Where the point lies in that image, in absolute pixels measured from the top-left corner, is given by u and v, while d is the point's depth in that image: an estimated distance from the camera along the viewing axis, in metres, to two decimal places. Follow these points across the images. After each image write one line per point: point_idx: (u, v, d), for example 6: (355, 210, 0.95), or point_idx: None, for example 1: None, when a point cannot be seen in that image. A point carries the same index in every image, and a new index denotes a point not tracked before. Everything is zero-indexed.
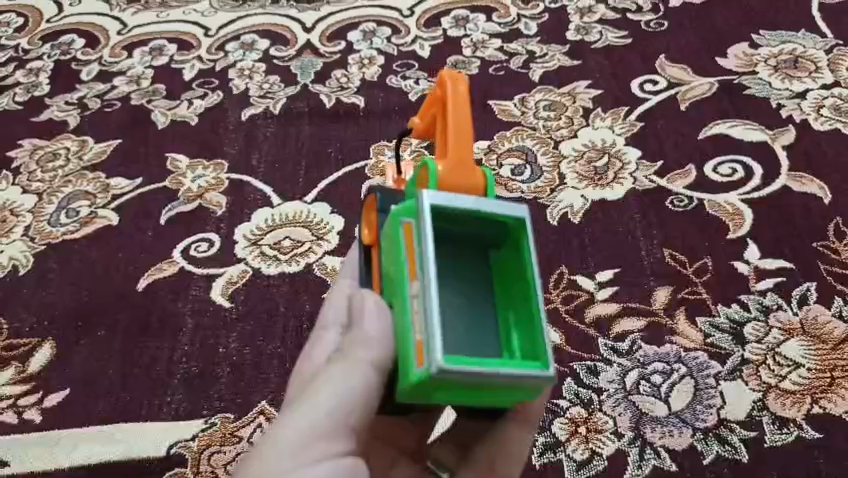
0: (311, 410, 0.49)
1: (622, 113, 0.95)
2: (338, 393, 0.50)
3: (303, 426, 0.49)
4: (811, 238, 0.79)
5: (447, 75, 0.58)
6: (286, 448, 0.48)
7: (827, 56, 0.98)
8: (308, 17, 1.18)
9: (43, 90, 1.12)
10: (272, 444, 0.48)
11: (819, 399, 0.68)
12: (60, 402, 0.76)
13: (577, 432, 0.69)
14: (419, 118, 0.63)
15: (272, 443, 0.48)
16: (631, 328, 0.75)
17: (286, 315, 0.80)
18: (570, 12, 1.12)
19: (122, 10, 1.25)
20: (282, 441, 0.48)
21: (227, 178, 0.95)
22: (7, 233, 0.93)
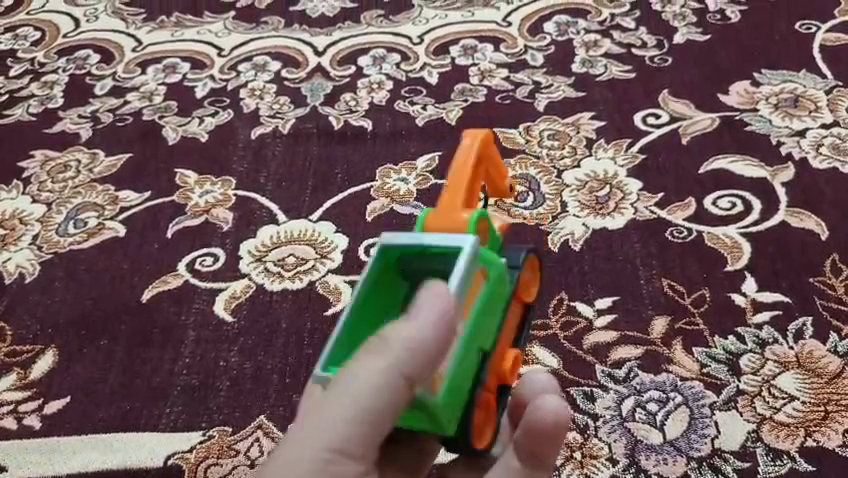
0: (335, 412, 0.47)
1: (625, 144, 0.97)
2: (366, 404, 0.47)
3: (326, 440, 0.47)
4: (808, 273, 0.80)
5: (478, 131, 0.68)
6: (304, 455, 0.47)
7: (827, 96, 1.00)
8: (320, 41, 1.21)
9: (57, 102, 1.14)
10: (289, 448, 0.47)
11: (813, 433, 0.69)
12: (59, 410, 0.77)
13: (572, 457, 0.69)
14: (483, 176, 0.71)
15: (294, 445, 0.47)
16: (628, 356, 0.76)
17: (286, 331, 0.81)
18: (576, 45, 1.14)
19: (138, 28, 1.28)
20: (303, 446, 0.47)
21: (235, 194, 0.96)
22: (15, 240, 0.94)
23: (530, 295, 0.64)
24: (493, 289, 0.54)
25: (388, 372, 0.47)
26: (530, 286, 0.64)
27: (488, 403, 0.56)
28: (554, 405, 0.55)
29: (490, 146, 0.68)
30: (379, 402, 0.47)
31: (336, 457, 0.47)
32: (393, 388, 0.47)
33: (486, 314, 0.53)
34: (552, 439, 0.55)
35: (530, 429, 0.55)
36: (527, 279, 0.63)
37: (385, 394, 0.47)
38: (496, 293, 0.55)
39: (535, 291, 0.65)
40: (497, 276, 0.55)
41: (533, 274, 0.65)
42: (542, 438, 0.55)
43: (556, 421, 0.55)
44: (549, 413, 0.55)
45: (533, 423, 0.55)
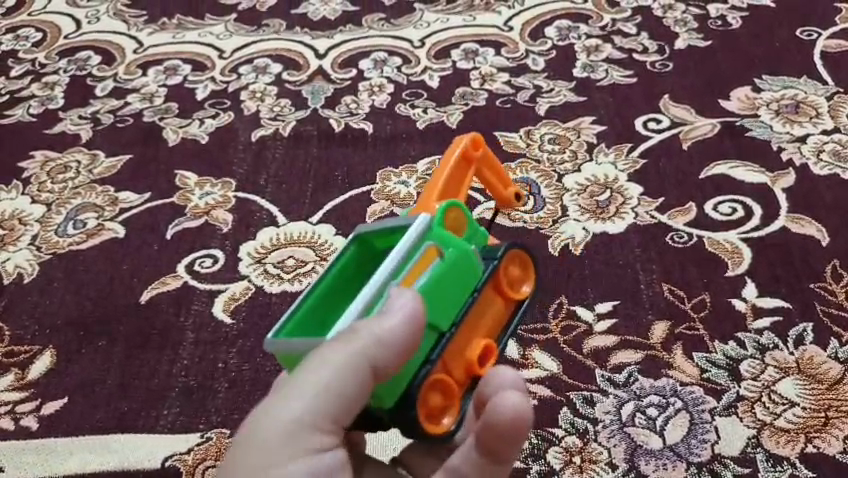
0: (299, 387, 0.48)
1: (625, 149, 0.97)
2: (331, 383, 0.47)
3: (293, 414, 0.48)
4: (808, 279, 0.80)
5: (470, 134, 0.66)
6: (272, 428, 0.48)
7: (827, 102, 1.01)
8: (321, 44, 1.21)
9: (57, 103, 1.14)
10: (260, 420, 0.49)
11: (814, 439, 0.68)
12: (56, 411, 0.77)
13: (571, 462, 0.69)
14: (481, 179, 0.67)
15: (264, 417, 0.49)
16: (628, 360, 0.76)
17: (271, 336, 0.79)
18: (577, 49, 1.14)
19: (139, 29, 1.28)
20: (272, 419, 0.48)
21: (235, 196, 0.96)
22: (14, 241, 0.94)
23: (518, 288, 0.58)
24: (449, 269, 0.52)
25: (350, 356, 0.47)
26: (520, 279, 0.58)
27: (444, 387, 0.52)
28: (515, 400, 0.52)
29: (485, 148, 0.66)
30: (340, 383, 0.47)
31: (301, 430, 0.48)
32: (355, 370, 0.47)
33: (438, 292, 0.51)
34: (512, 438, 0.53)
35: (489, 427, 0.52)
36: (513, 272, 0.58)
37: (350, 374, 0.47)
38: (454, 274, 0.53)
39: (529, 286, 0.59)
40: (456, 256, 0.53)
41: (525, 271, 0.59)
42: (503, 435, 0.52)
43: (516, 417, 0.52)
44: (507, 410, 0.52)
45: (490, 421, 0.52)
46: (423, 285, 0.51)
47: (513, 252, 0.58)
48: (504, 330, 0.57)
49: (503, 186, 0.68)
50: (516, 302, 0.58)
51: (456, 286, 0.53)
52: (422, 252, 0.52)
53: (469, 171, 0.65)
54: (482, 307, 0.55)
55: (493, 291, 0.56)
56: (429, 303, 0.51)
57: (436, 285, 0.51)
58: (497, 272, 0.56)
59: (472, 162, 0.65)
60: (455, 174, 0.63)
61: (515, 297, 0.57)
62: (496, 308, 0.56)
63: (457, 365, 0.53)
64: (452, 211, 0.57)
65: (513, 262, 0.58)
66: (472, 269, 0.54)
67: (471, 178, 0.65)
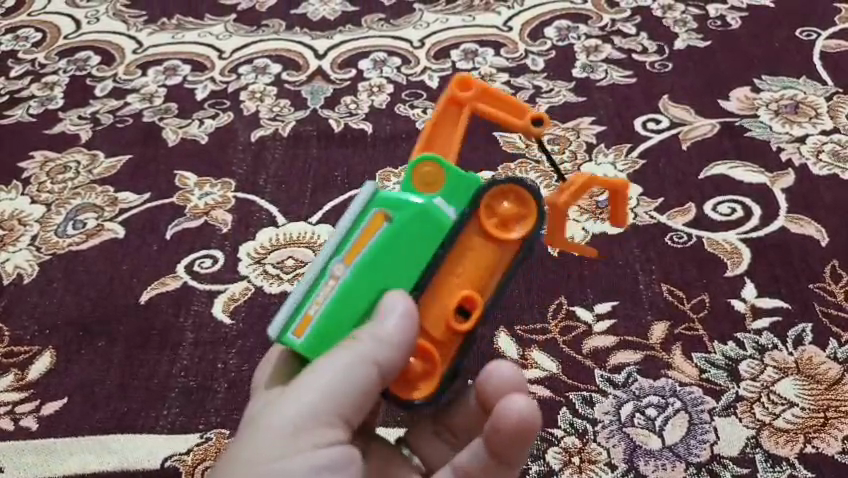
0: (303, 388, 0.51)
1: (625, 149, 0.97)
2: (337, 381, 0.51)
3: (302, 410, 0.51)
4: (808, 279, 0.80)
5: (457, 75, 0.58)
6: (282, 423, 0.50)
7: (827, 103, 1.01)
8: (321, 44, 1.21)
9: (57, 103, 1.14)
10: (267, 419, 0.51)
11: (812, 439, 0.69)
12: (56, 411, 0.77)
13: (570, 462, 0.69)
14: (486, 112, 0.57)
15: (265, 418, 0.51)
16: (627, 360, 0.76)
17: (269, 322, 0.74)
18: (577, 50, 1.14)
19: (139, 29, 1.28)
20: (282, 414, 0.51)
21: (235, 197, 0.96)
22: (14, 241, 0.94)
23: (511, 225, 0.54)
24: (403, 234, 0.52)
25: (359, 356, 0.51)
26: (514, 215, 0.54)
27: (425, 352, 0.54)
28: (521, 404, 0.53)
29: (476, 85, 0.57)
30: (345, 382, 0.51)
31: (306, 424, 0.51)
32: (363, 368, 0.51)
33: (385, 259, 0.52)
34: (518, 441, 0.54)
35: (495, 429, 0.54)
36: (503, 209, 0.54)
37: (357, 372, 0.51)
38: (408, 237, 0.52)
39: (528, 220, 0.54)
40: (412, 217, 0.52)
41: (521, 206, 0.54)
42: (510, 437, 0.53)
43: (524, 422, 0.53)
44: (513, 414, 0.53)
45: (497, 423, 0.53)
46: (370, 257, 0.52)
47: (495, 189, 0.54)
48: (499, 273, 0.54)
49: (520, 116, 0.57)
50: (511, 241, 0.54)
51: (416, 249, 0.52)
52: (369, 221, 0.52)
53: (462, 116, 0.57)
54: (460, 257, 0.53)
55: (475, 236, 0.53)
56: (382, 274, 0.53)
57: (385, 255, 0.52)
58: (476, 216, 0.53)
59: (462, 105, 0.57)
60: (446, 128, 0.57)
61: (505, 237, 0.53)
62: (480, 253, 0.53)
63: (436, 323, 0.54)
64: (417, 170, 0.54)
65: (501, 198, 0.54)
66: (436, 225, 0.52)
67: (467, 125, 0.57)
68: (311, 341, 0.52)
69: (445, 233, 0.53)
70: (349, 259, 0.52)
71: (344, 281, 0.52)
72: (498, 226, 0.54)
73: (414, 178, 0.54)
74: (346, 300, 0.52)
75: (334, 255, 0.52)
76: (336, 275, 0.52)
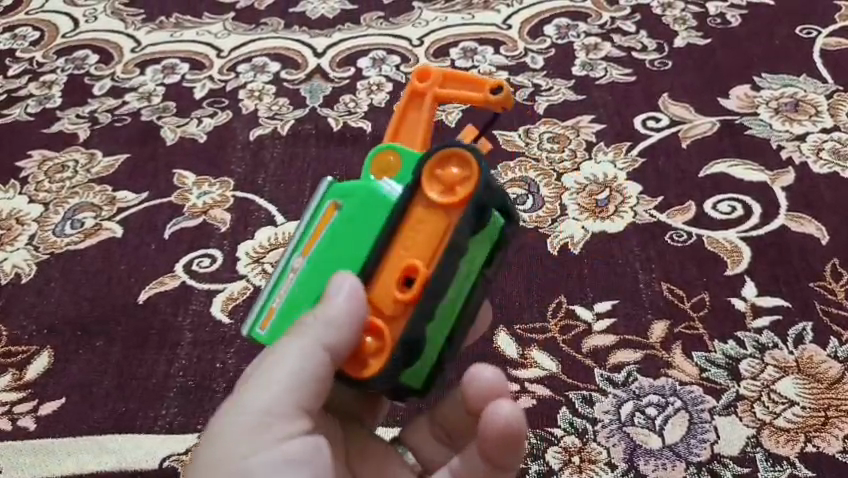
0: (262, 381, 0.50)
1: (625, 148, 0.97)
2: (294, 369, 0.50)
3: (258, 407, 0.50)
4: (808, 278, 0.80)
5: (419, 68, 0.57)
6: (240, 422, 0.49)
7: (827, 101, 1.00)
8: (320, 43, 1.21)
9: (55, 102, 1.13)
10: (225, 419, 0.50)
11: (813, 438, 0.68)
12: (54, 411, 0.76)
13: (570, 462, 0.69)
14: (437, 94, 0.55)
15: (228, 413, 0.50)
16: (627, 359, 0.75)
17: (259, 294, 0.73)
18: (576, 48, 1.14)
19: (137, 28, 1.28)
20: (239, 413, 0.50)
21: (233, 196, 0.96)
22: (12, 240, 0.94)
23: (456, 189, 0.48)
24: (352, 216, 0.50)
25: (309, 340, 0.49)
26: (460, 179, 0.48)
27: (377, 331, 0.50)
28: (507, 408, 0.54)
29: (434, 73, 0.56)
30: (300, 368, 0.50)
31: (267, 416, 0.50)
32: (314, 355, 0.49)
33: (337, 248, 0.51)
34: (506, 446, 0.54)
35: (483, 434, 0.54)
36: (448, 175, 0.48)
37: (309, 360, 0.50)
38: (356, 221, 0.50)
39: (473, 180, 0.48)
40: (360, 197, 0.50)
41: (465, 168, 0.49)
42: (498, 442, 0.54)
43: (512, 427, 0.53)
44: (500, 419, 0.53)
45: (485, 428, 0.54)
46: (322, 245, 0.51)
47: (438, 154, 0.49)
48: (447, 239, 0.48)
49: (475, 89, 0.54)
50: (454, 203, 0.48)
51: (361, 230, 0.50)
52: (323, 212, 0.51)
53: (424, 104, 0.56)
54: (405, 229, 0.49)
55: (420, 205, 0.49)
56: (334, 260, 0.51)
57: (334, 240, 0.51)
58: (421, 185, 0.49)
59: (422, 95, 0.56)
60: (410, 118, 0.56)
61: (448, 201, 0.48)
62: (427, 223, 0.48)
63: (382, 299, 0.49)
64: (375, 158, 0.53)
65: (448, 164, 0.49)
66: (381, 201, 0.50)
67: (429, 111, 0.55)
68: (273, 333, 0.53)
69: (389, 207, 0.49)
70: (303, 251, 0.52)
71: (299, 271, 0.52)
72: (444, 192, 0.48)
73: (371, 166, 0.53)
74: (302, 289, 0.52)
75: (292, 248, 0.52)
76: (294, 268, 0.52)
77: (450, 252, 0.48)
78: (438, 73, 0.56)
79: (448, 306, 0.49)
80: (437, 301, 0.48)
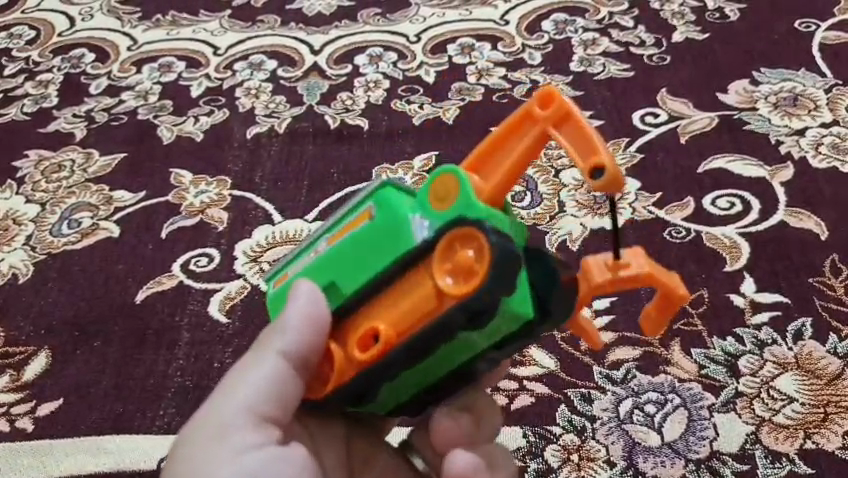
0: (231, 390, 0.52)
1: (623, 144, 0.96)
2: (259, 378, 0.52)
3: (223, 415, 0.51)
4: (807, 274, 0.80)
5: (550, 86, 0.46)
6: (207, 430, 0.51)
7: (827, 95, 1.00)
8: (317, 40, 1.20)
9: (51, 101, 1.13)
10: (191, 432, 0.51)
11: (813, 435, 0.68)
12: (52, 411, 0.76)
13: (569, 460, 0.69)
14: (556, 135, 0.45)
15: (199, 426, 0.51)
16: (626, 356, 0.75)
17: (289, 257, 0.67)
18: (574, 43, 1.13)
19: (134, 26, 1.27)
20: (205, 424, 0.51)
21: (230, 195, 0.96)
22: (10, 240, 0.94)
23: (466, 278, 0.43)
24: (364, 237, 0.48)
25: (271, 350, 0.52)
26: (472, 268, 0.43)
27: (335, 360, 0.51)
28: (466, 458, 0.55)
29: (561, 105, 0.45)
30: (266, 378, 0.51)
31: (235, 426, 0.51)
32: (274, 363, 0.51)
33: (342, 258, 0.49)
34: None
35: None
36: (463, 258, 0.43)
37: (270, 370, 0.51)
38: (364, 242, 0.48)
39: (482, 276, 0.43)
40: (382, 221, 0.47)
41: (481, 259, 0.43)
42: None
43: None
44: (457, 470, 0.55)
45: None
46: (336, 247, 0.50)
47: (465, 229, 0.44)
48: (430, 318, 0.45)
49: (585, 154, 0.44)
50: (452, 295, 0.44)
51: (365, 256, 0.48)
52: (357, 214, 0.49)
53: (529, 134, 0.46)
54: (400, 287, 0.46)
55: (427, 269, 0.45)
56: (334, 267, 0.50)
57: (345, 251, 0.49)
58: (435, 252, 0.45)
59: (536, 121, 0.45)
60: (510, 140, 0.46)
61: (451, 290, 0.44)
62: (421, 293, 0.45)
63: (351, 347, 0.49)
64: (437, 182, 0.46)
65: (469, 244, 0.44)
66: (397, 238, 0.46)
67: (529, 148, 0.45)
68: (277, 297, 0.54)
69: (396, 254, 0.46)
70: (330, 239, 0.51)
71: (316, 257, 0.51)
72: (455, 277, 0.44)
73: (431, 186, 0.46)
74: (308, 275, 0.51)
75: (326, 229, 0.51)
76: (317, 249, 0.51)
77: (427, 330, 0.45)
78: (570, 111, 0.44)
79: (417, 367, 0.48)
80: (394, 369, 0.47)
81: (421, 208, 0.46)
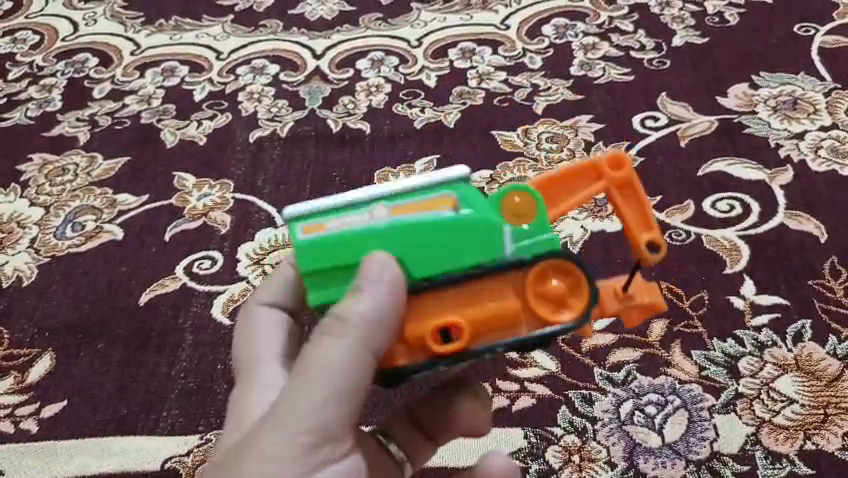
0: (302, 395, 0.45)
1: (623, 147, 0.97)
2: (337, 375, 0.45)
3: (307, 422, 0.44)
4: (807, 277, 0.80)
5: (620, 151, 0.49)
6: (280, 445, 0.44)
7: (826, 99, 1.00)
8: (319, 44, 1.21)
9: (55, 105, 1.14)
10: (268, 436, 0.44)
11: (813, 436, 0.69)
12: (56, 413, 0.77)
13: (570, 461, 0.69)
14: (616, 195, 0.49)
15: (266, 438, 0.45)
16: (627, 358, 0.75)
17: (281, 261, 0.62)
18: (575, 48, 1.14)
19: (137, 31, 1.28)
20: (287, 431, 0.44)
21: (233, 198, 0.96)
22: (14, 243, 0.94)
23: (552, 308, 0.45)
24: (457, 225, 0.44)
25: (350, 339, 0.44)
26: (563, 299, 0.45)
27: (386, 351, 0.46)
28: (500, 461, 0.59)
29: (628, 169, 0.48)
30: (344, 378, 0.45)
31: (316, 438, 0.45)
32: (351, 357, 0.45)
33: (417, 232, 0.44)
34: None
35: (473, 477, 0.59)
36: (552, 288, 0.45)
37: (358, 370, 0.45)
38: (455, 231, 0.44)
39: (572, 311, 0.45)
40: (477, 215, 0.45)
41: (570, 293, 0.46)
42: None
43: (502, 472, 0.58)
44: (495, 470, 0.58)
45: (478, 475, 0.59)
46: (412, 219, 0.45)
47: (564, 261, 0.45)
48: (503, 334, 0.45)
49: (640, 222, 0.49)
50: (536, 322, 0.45)
51: (449, 247, 0.44)
52: (437, 199, 0.46)
53: (593, 186, 0.49)
54: (481, 295, 0.45)
55: (505, 283, 0.45)
56: (405, 242, 0.44)
57: (426, 228, 0.44)
58: (523, 269, 0.45)
59: (603, 178, 0.49)
60: (569, 181, 0.49)
61: (538, 314, 0.45)
62: (504, 304, 0.45)
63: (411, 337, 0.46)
64: (523, 193, 0.46)
65: (558, 274, 0.45)
66: (490, 242, 0.44)
67: (588, 196, 0.49)
68: (314, 248, 0.44)
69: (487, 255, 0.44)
70: (394, 207, 0.46)
71: (378, 221, 0.45)
72: (544, 304, 0.45)
73: (508, 197, 0.46)
74: (372, 242, 0.44)
75: (386, 194, 0.46)
76: (375, 213, 0.45)
77: (494, 344, 0.45)
78: (633, 179, 0.49)
79: (444, 368, 0.48)
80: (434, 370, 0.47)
81: (501, 218, 0.45)
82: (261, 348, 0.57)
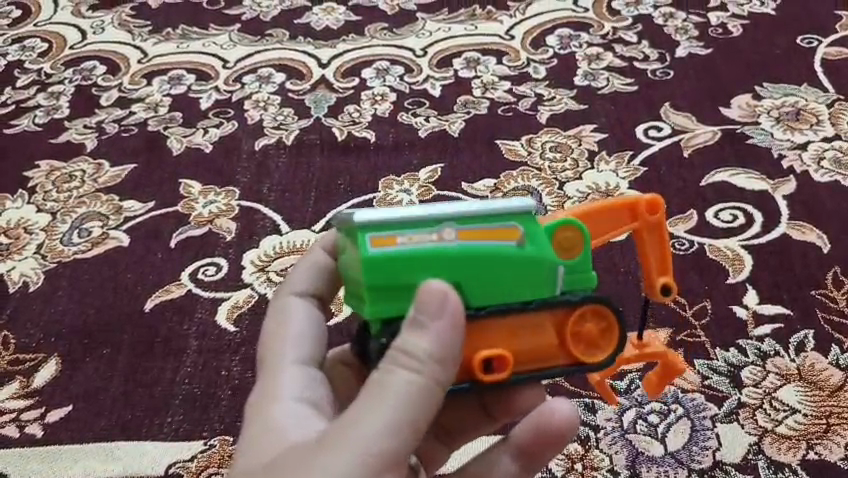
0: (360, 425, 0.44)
1: (627, 157, 0.97)
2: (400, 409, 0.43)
3: (369, 448, 0.43)
4: (809, 287, 0.80)
5: (656, 194, 0.54)
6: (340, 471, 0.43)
7: (828, 110, 1.01)
8: (325, 53, 1.22)
9: (63, 112, 1.15)
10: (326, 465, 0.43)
11: (815, 445, 0.69)
12: (62, 417, 0.77)
13: (573, 469, 0.69)
14: (644, 236, 0.54)
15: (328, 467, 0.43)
16: (629, 367, 0.76)
17: (294, 268, 0.60)
18: (579, 57, 1.15)
19: (144, 39, 1.29)
20: (346, 456, 0.43)
21: (238, 205, 0.97)
22: (20, 249, 0.95)
23: (584, 346, 0.50)
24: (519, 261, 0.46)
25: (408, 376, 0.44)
26: (595, 341, 0.50)
27: None
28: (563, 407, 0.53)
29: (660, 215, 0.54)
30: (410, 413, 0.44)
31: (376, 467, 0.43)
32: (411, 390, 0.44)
33: (480, 265, 0.46)
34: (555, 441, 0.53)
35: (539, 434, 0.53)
36: (590, 332, 0.49)
37: (422, 403, 0.44)
38: (515, 266, 0.46)
39: (605, 352, 0.50)
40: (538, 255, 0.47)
41: (603, 333, 0.50)
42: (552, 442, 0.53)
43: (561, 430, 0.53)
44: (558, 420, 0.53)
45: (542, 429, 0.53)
46: (479, 250, 0.46)
47: (603, 308, 0.49)
48: (541, 367, 0.49)
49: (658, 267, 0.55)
50: (572, 359, 0.50)
51: (507, 281, 0.47)
52: (503, 227, 0.46)
53: (629, 224, 0.53)
54: (529, 334, 0.48)
55: (549, 320, 0.48)
56: (466, 272, 0.46)
57: (491, 265, 0.46)
58: (569, 309, 0.48)
59: (639, 219, 0.53)
60: (611, 215, 0.52)
61: (576, 353, 0.49)
62: (547, 342, 0.48)
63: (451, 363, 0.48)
64: (568, 229, 0.48)
65: (595, 319, 0.50)
66: (545, 279, 0.47)
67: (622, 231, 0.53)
68: (381, 264, 0.44)
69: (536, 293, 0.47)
70: (464, 231, 0.46)
71: (447, 247, 0.45)
72: (581, 344, 0.50)
73: (559, 233, 0.48)
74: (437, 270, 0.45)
75: (457, 216, 0.46)
76: (443, 235, 0.45)
77: (530, 376, 0.49)
78: (661, 222, 0.54)
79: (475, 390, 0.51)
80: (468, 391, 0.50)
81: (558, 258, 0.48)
82: (283, 353, 0.55)
